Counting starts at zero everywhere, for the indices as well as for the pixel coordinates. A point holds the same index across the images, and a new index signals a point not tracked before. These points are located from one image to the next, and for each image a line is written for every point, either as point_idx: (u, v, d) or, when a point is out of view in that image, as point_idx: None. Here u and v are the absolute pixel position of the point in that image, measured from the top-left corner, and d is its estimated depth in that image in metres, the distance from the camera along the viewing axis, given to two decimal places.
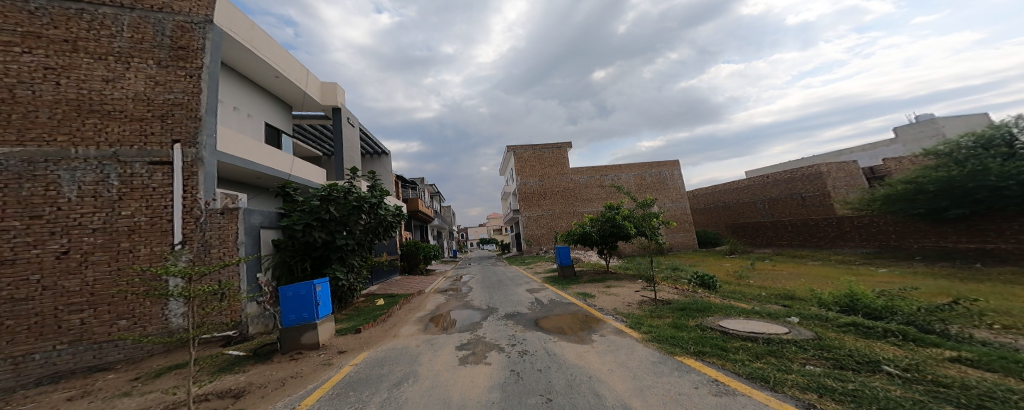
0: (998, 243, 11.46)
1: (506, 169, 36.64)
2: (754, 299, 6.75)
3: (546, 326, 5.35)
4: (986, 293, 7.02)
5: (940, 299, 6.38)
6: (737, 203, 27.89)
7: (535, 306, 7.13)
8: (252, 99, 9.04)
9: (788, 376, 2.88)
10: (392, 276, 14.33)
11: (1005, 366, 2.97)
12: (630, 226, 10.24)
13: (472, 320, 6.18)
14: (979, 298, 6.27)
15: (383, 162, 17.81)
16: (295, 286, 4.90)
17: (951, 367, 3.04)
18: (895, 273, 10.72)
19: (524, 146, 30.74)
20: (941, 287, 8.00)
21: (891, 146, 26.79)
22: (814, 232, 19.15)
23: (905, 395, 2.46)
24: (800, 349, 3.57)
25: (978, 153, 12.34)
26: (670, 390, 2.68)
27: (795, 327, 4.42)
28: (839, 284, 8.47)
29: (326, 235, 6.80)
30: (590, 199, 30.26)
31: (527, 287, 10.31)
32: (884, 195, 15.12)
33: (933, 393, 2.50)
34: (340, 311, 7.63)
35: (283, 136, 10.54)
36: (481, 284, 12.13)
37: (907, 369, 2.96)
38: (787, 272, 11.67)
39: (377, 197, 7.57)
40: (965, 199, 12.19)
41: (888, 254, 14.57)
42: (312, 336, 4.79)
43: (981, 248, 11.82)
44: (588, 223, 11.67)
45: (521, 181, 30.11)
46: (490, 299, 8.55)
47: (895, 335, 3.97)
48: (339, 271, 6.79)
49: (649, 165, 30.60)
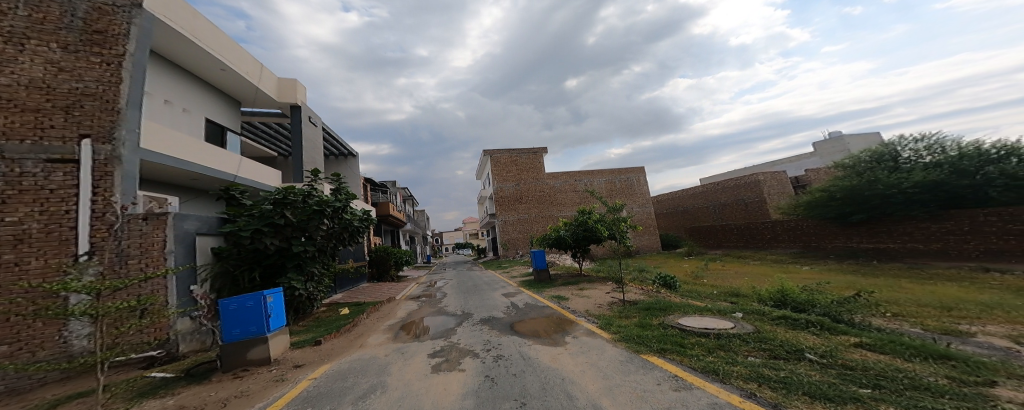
0: (889, 242, 13.51)
1: (482, 173, 36.50)
2: (708, 297, 7.30)
3: (522, 330, 5.36)
4: (882, 286, 8.25)
5: (848, 292, 7.41)
6: (693, 208, 29.99)
7: (510, 311, 7.09)
8: (189, 91, 8.17)
9: (734, 368, 3.13)
10: (359, 285, 13.59)
11: (894, 348, 3.48)
12: (600, 230, 10.60)
13: (446, 327, 6.01)
14: (875, 290, 7.35)
15: (349, 164, 16.94)
16: (240, 297, 4.39)
17: (856, 351, 3.50)
18: (816, 270, 12.13)
19: (499, 149, 30.72)
20: (850, 281, 9.27)
21: (810, 158, 30.59)
22: (754, 234, 21.11)
23: (823, 378, 2.79)
24: (744, 343, 3.89)
25: (873, 166, 14.64)
26: (636, 387, 2.79)
27: (741, 321, 4.82)
28: (773, 282, 9.47)
29: (281, 242, 6.21)
30: (565, 204, 30.88)
31: (503, 292, 10.22)
32: (806, 202, 17.08)
33: (843, 375, 2.85)
34: (297, 323, 7.13)
35: (229, 133, 9.63)
36: (456, 289, 11.85)
37: (824, 355, 3.35)
38: (734, 271, 12.75)
39: (344, 201, 7.05)
40: (864, 205, 14.24)
41: (810, 253, 16.50)
42: (260, 351, 4.38)
43: (877, 247, 13.87)
44: (562, 227, 11.88)
45: (497, 186, 30.12)
46: (465, 304, 8.37)
47: (815, 326, 4.48)
48: (297, 281, 6.24)
49: (618, 171, 31.98)
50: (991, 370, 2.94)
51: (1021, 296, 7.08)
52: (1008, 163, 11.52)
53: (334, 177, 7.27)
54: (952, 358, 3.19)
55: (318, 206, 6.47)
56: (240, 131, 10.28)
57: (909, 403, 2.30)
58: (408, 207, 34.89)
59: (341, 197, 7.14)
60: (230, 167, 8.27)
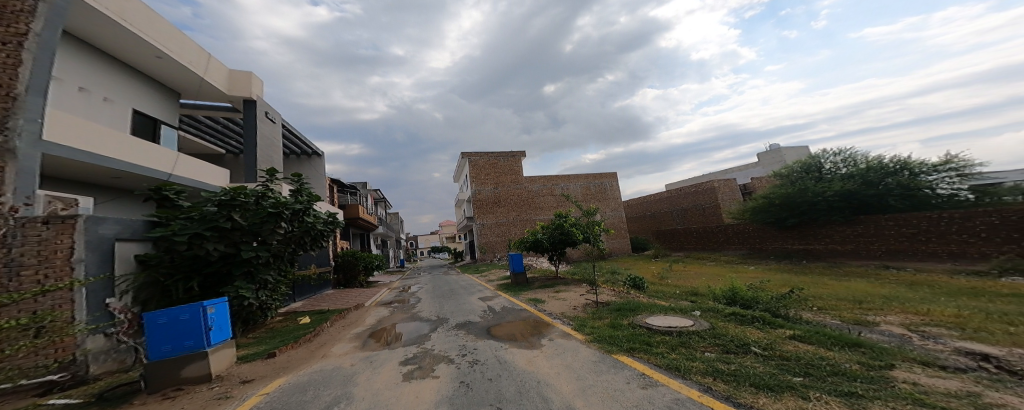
0: (812, 244, 15.66)
1: (460, 175, 35.99)
2: (671, 296, 7.69)
3: (498, 334, 5.32)
4: (809, 283, 9.25)
5: (781, 289, 8.25)
6: (659, 213, 31.53)
7: (487, 315, 7.02)
8: (113, 79, 7.31)
9: (693, 363, 3.32)
10: (322, 291, 12.85)
11: (819, 338, 3.88)
12: (578, 234, 10.78)
13: (420, 333, 5.82)
14: (803, 287, 8.23)
15: (314, 163, 15.99)
16: (172, 309, 3.90)
17: (790, 343, 3.85)
18: (761, 269, 13.23)
19: (478, 153, 30.48)
20: (786, 279, 10.28)
21: (753, 168, 33.59)
22: (709, 237, 22.66)
23: (765, 369, 3.03)
24: (701, 339, 4.14)
25: (800, 176, 16.97)
26: (608, 387, 2.86)
27: (699, 319, 5.13)
28: (724, 281, 10.22)
29: (227, 248, 5.62)
30: (543, 207, 31.05)
31: (481, 296, 10.09)
32: (751, 207, 18.61)
33: (781, 365, 3.13)
34: (245, 335, 6.54)
35: (163, 126, 8.72)
36: (431, 294, 11.53)
37: (766, 348, 3.65)
38: (695, 271, 13.57)
39: (306, 203, 6.60)
40: (796, 211, 16.18)
41: (756, 254, 18.05)
42: (197, 368, 3.98)
43: (804, 248, 15.88)
44: (539, 230, 11.94)
45: (476, 189, 29.86)
46: (440, 309, 8.18)
47: (759, 321, 4.87)
48: (246, 290, 5.68)
49: (593, 176, 32.86)
50: (890, 355, 3.42)
51: (913, 290, 8.25)
52: (901, 175, 13.75)
53: (295, 177, 6.78)
54: (862, 346, 3.64)
55: (275, 208, 5.97)
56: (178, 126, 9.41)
57: (832, 388, 2.59)
58: (380, 209, 33.58)
59: (302, 199, 6.68)
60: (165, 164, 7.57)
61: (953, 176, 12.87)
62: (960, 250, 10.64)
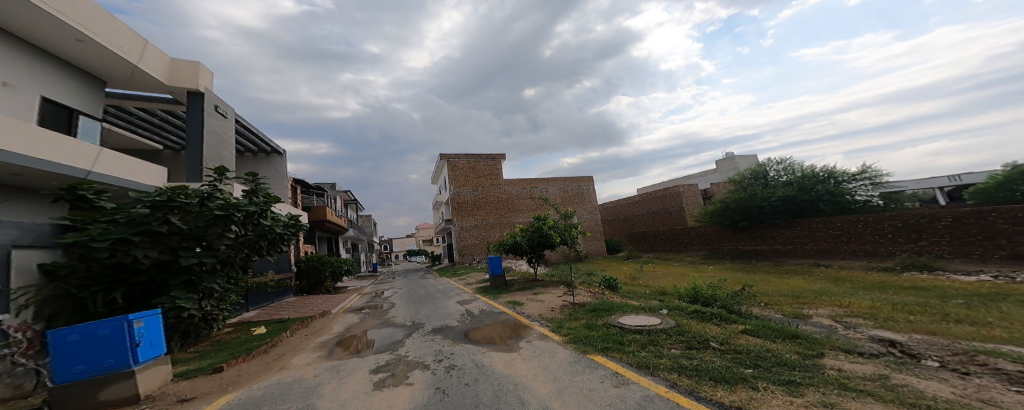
0: (758, 245, 17.49)
1: (438, 177, 35.31)
2: (642, 296, 7.99)
3: (476, 338, 5.25)
4: (759, 280, 10.04)
5: (736, 286, 8.90)
6: (631, 216, 32.72)
7: (464, 318, 6.92)
8: (21, 63, 6.36)
9: (661, 360, 3.46)
10: (281, 298, 12.12)
11: (766, 332, 4.20)
12: (555, 237, 10.91)
13: (393, 340, 5.62)
14: (753, 284, 8.94)
15: (274, 162, 15.07)
16: (88, 325, 3.39)
17: (742, 337, 4.12)
18: (720, 269, 14.12)
19: (457, 154, 30.07)
20: (739, 277, 11.10)
21: (712, 175, 35.89)
22: (674, 239, 23.90)
23: (722, 363, 3.23)
24: (668, 336, 4.33)
25: (749, 180, 18.92)
26: (584, 387, 2.91)
27: (666, 317, 5.36)
28: (687, 281, 10.83)
29: (160, 255, 4.91)
30: (522, 210, 31.19)
31: (458, 299, 9.94)
32: (711, 211, 19.90)
33: (736, 359, 3.34)
34: (186, 350, 5.84)
35: (84, 118, 7.73)
36: (406, 299, 11.19)
37: (723, 343, 3.89)
38: (662, 272, 14.23)
39: (261, 205, 5.92)
40: (746, 214, 17.85)
41: (716, 254, 19.30)
42: (119, 390, 3.52)
43: (752, 249, 17.74)
44: (518, 233, 11.94)
45: (454, 191, 29.40)
46: (415, 314, 7.97)
47: (717, 317, 5.18)
48: (184, 300, 5.05)
49: (570, 179, 33.43)
50: (820, 344, 3.78)
51: (838, 284, 9.25)
52: (829, 183, 15.91)
53: (249, 176, 6.06)
54: (798, 337, 3.99)
55: (224, 210, 5.28)
56: (103, 117, 8.44)
57: (777, 378, 2.80)
58: (351, 211, 32.24)
59: (258, 200, 5.97)
60: (82, 160, 6.39)
61: (867, 184, 15.22)
62: (873, 248, 12.49)
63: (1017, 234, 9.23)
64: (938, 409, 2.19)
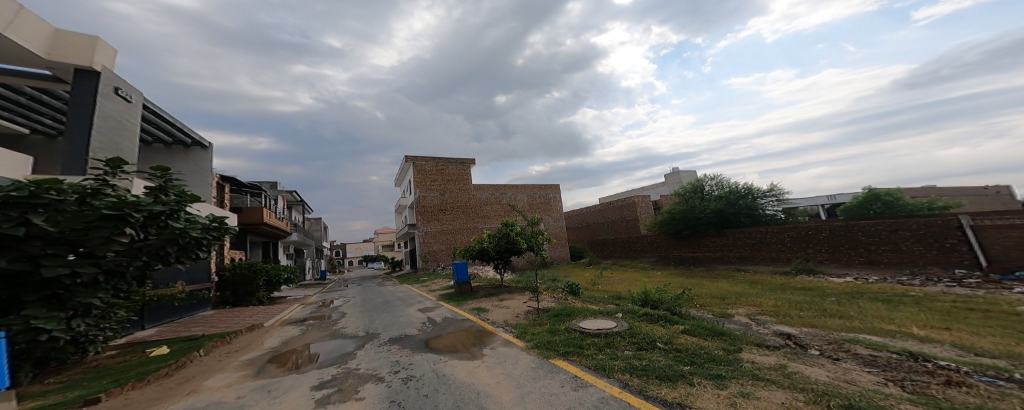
0: (697, 252, 19.44)
1: (402, 178, 33.95)
2: (601, 301, 8.32)
3: (437, 346, 5.09)
4: (698, 284, 10.98)
5: (678, 290, 9.65)
6: (592, 224, 34.15)
7: (425, 327, 6.68)
8: None
9: (615, 362, 3.62)
10: (194, 312, 10.87)
11: (702, 331, 4.56)
12: (522, 243, 11.04)
13: (342, 352, 5.26)
14: (694, 288, 9.78)
15: (196, 156, 13.52)
16: None
17: (682, 336, 4.44)
18: (665, 274, 15.22)
19: (423, 157, 29.23)
20: (682, 282, 12.06)
21: (660, 188, 38.73)
22: (628, 245, 25.32)
23: (666, 362, 3.45)
24: (623, 338, 4.53)
25: (683, 193, 21.23)
26: (544, 393, 2.93)
27: (620, 320, 5.63)
28: (638, 286, 11.52)
29: (12, 265, 3.82)
30: (489, 216, 31.07)
31: (418, 307, 9.57)
32: (658, 221, 21.39)
33: (680, 357, 3.59)
34: (44, 379, 4.59)
35: None
36: (359, 308, 10.54)
37: (667, 342, 4.17)
38: (618, 277, 14.96)
39: (169, 204, 4.79)
40: (687, 225, 19.62)
41: (664, 261, 20.75)
42: None
43: (690, 255, 19.72)
44: (485, 239, 11.78)
45: (419, 195, 28.42)
46: (369, 324, 7.53)
47: (663, 319, 5.55)
48: (45, 320, 4.00)
49: (537, 186, 33.89)
50: (740, 340, 4.20)
51: (754, 286, 10.47)
52: (748, 198, 18.75)
53: (156, 170, 4.89)
54: (724, 334, 4.42)
55: (115, 208, 4.16)
56: None
57: (708, 373, 3.06)
58: (295, 214, 29.68)
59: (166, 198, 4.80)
60: None
61: (774, 200, 18.63)
62: (777, 255, 15.50)
63: (869, 243, 12.28)
64: (819, 391, 2.57)
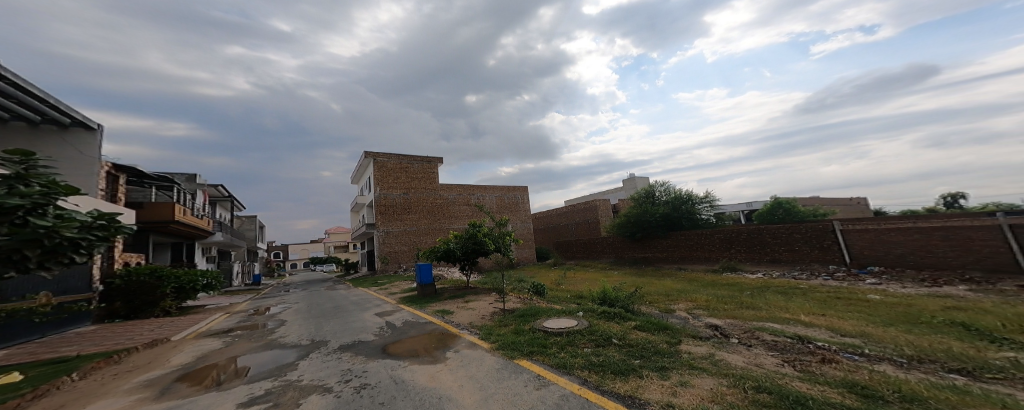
0: (649, 253, 20.75)
1: (360, 175, 32.23)
2: (563, 300, 8.55)
3: (396, 351, 4.89)
4: (652, 283, 11.69)
5: (633, 289, 10.21)
6: (557, 226, 35.10)
7: (382, 331, 6.40)
8: None
9: (575, 359, 3.73)
10: (63, 329, 9.03)
11: (651, 326, 4.88)
12: (490, 244, 10.97)
13: (279, 364, 4.86)
14: (647, 286, 10.42)
15: (82, 140, 10.14)
16: None
17: (635, 332, 4.70)
18: (622, 273, 15.98)
19: (386, 154, 28.00)
20: (637, 281, 12.77)
21: (618, 192, 40.75)
22: (588, 247, 26.31)
23: (621, 357, 3.63)
24: (584, 336, 4.69)
25: (634, 198, 22.62)
26: (508, 393, 2.95)
27: (581, 319, 5.82)
28: (597, 285, 12.01)
29: None
30: (455, 216, 30.62)
31: (375, 311, 9.13)
32: (616, 223, 22.44)
33: (633, 351, 3.80)
34: None
35: None
36: (303, 315, 9.79)
37: (621, 338, 4.39)
38: (580, 277, 15.43)
39: (40, 198, 2.46)
40: (640, 227, 20.85)
41: (622, 261, 21.78)
42: None
43: (644, 256, 20.95)
44: (452, 239, 11.57)
45: (380, 194, 27.22)
46: (314, 331, 7.05)
47: (617, 316, 5.85)
48: None
49: (506, 187, 33.94)
50: (681, 333, 4.55)
51: (693, 283, 11.35)
52: (689, 203, 20.57)
53: (15, 153, 2.61)
54: (668, 328, 4.77)
55: None
56: None
57: (656, 365, 3.27)
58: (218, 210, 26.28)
59: (29, 189, 2.47)
60: None
61: (708, 205, 20.66)
62: (708, 254, 17.80)
63: (775, 245, 15.18)
64: (743, 376, 2.87)
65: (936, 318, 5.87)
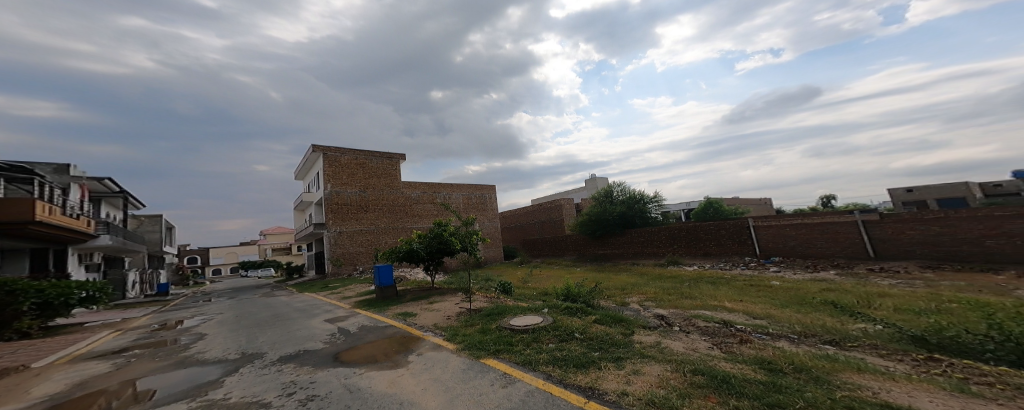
0: (608, 249, 21.76)
1: (307, 170, 29.89)
2: (529, 298, 8.65)
3: (351, 359, 4.65)
4: (612, 278, 12.24)
5: (595, 285, 10.63)
6: (523, 225, 35.48)
7: (336, 338, 6.06)
8: None
9: (539, 355, 3.80)
10: None
11: (609, 319, 5.11)
12: (456, 243, 10.78)
13: (197, 383, 4.30)
14: (606, 281, 10.92)
15: None
16: None
17: (596, 326, 4.88)
18: (585, 270, 16.54)
19: (339, 149, 26.39)
20: (598, 276, 13.31)
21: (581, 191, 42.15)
22: (553, 244, 26.93)
23: (582, 351, 3.75)
24: (548, 332, 4.78)
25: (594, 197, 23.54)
26: (473, 393, 2.93)
27: (546, 316, 5.92)
28: (561, 282, 12.34)
29: None
30: (419, 215, 29.85)
31: (329, 317, 8.59)
32: (579, 222, 23.18)
33: (592, 344, 3.96)
34: None
35: None
36: (226, 327, 8.71)
37: (581, 332, 4.55)
38: (546, 275, 15.73)
39: None
40: (600, 226, 21.74)
41: (585, 259, 22.55)
42: None
43: (604, 253, 21.89)
44: (414, 239, 11.22)
45: (332, 191, 25.55)
46: (242, 345, 6.39)
47: (578, 311, 6.05)
48: None
49: (473, 186, 33.67)
50: (633, 324, 4.83)
51: (646, 277, 11.99)
52: (641, 202, 21.88)
53: None
54: (623, 320, 5.04)
55: None
56: None
57: (613, 356, 3.43)
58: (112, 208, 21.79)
59: None
60: None
61: (657, 204, 22.07)
62: (654, 250, 19.35)
63: (708, 241, 17.20)
64: (684, 361, 3.10)
65: (816, 299, 6.95)
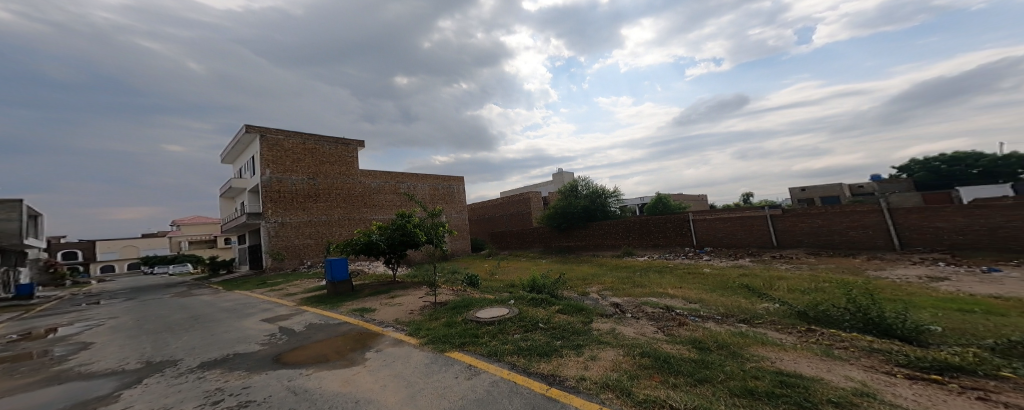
0: (571, 242, 22.54)
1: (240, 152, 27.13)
2: (496, 290, 8.71)
3: (300, 359, 4.40)
4: (575, 269, 12.70)
5: (560, 276, 10.96)
6: (492, 217, 35.48)
7: (285, 338, 5.70)
8: None
9: (504, 346, 3.86)
10: None
11: (570, 309, 5.30)
12: (420, 236, 10.51)
13: (84, 399, 3.66)
14: (569, 272, 11.33)
15: None
16: None
17: (559, 315, 5.04)
18: (550, 262, 16.98)
19: (279, 131, 24.36)
20: (562, 268, 13.73)
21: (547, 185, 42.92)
22: (520, 237, 27.30)
23: (544, 340, 3.86)
24: (513, 323, 4.86)
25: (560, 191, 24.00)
26: (438, 387, 2.91)
27: (512, 307, 5.99)
28: (526, 274, 12.58)
29: None
30: (380, 205, 28.80)
31: (277, 315, 8.05)
32: (546, 215, 23.65)
33: (555, 333, 4.09)
34: None
35: None
36: (121, 334, 7.47)
37: (545, 322, 4.67)
38: (513, 267, 15.91)
39: None
40: (564, 219, 22.36)
41: (551, 251, 23.13)
42: None
43: (568, 246, 22.60)
44: (374, 231, 10.76)
45: (273, 177, 23.58)
46: (150, 353, 5.60)
47: (541, 302, 6.20)
48: None
49: (440, 177, 32.97)
50: (593, 312, 5.05)
51: (605, 268, 12.57)
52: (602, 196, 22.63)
53: None
54: (584, 309, 5.25)
55: None
56: None
57: (574, 343, 3.58)
58: None
59: None
60: None
61: (615, 198, 22.97)
62: (612, 242, 20.38)
63: (656, 234, 18.48)
64: (634, 345, 3.31)
65: (732, 282, 7.85)
